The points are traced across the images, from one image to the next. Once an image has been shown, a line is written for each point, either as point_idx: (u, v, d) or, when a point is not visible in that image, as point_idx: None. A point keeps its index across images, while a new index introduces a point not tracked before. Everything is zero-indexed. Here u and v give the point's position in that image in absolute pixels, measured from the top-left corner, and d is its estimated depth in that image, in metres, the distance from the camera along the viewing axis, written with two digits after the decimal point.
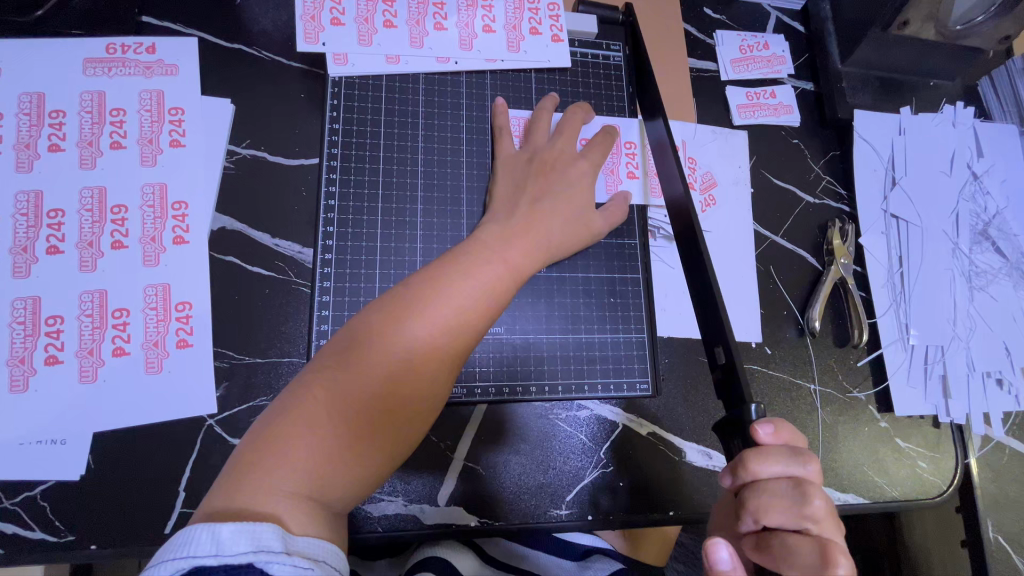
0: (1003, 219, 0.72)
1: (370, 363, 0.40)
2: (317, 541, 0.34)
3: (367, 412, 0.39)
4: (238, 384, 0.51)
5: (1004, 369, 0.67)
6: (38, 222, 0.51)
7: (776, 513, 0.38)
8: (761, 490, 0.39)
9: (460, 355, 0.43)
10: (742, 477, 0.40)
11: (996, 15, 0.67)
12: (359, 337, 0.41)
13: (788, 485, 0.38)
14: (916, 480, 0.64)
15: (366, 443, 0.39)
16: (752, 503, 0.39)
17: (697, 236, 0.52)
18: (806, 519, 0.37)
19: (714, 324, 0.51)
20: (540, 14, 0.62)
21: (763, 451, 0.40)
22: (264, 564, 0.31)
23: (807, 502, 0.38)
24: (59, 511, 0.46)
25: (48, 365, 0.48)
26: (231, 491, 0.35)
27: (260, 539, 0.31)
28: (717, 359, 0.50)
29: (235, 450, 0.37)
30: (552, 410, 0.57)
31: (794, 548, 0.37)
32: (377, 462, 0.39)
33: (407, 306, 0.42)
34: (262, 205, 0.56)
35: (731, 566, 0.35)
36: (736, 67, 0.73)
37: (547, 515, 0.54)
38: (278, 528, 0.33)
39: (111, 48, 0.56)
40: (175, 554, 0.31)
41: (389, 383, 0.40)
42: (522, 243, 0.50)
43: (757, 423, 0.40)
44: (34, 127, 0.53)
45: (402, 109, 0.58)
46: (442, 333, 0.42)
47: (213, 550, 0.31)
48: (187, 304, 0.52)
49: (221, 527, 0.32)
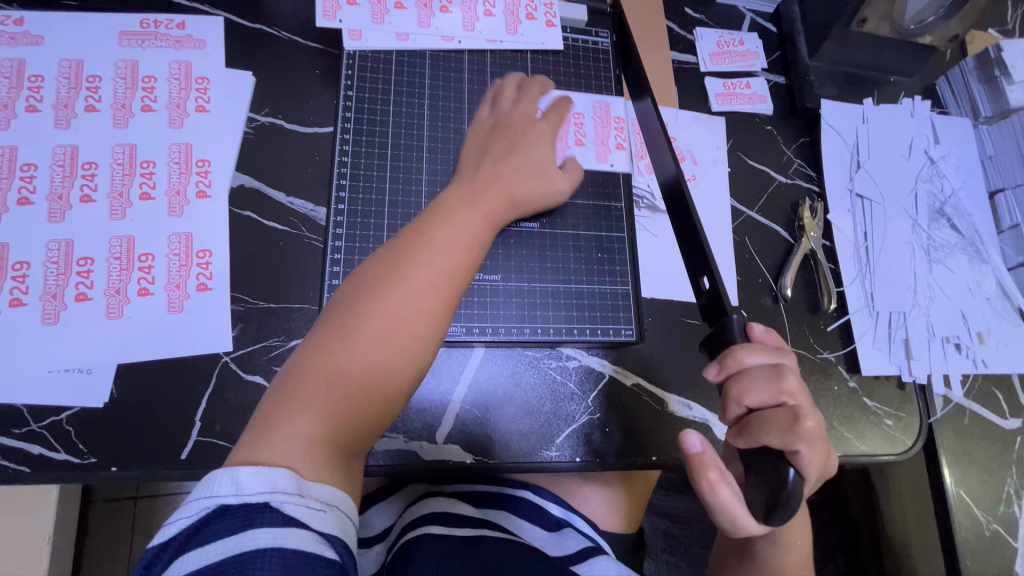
0: (958, 199, 0.78)
1: (370, 318, 0.43)
2: (330, 489, 0.38)
3: (375, 363, 0.43)
4: (253, 326, 0.56)
5: (962, 334, 0.72)
6: (72, 173, 0.55)
7: (757, 393, 0.41)
8: (742, 376, 0.41)
9: (451, 299, 0.47)
10: (728, 365, 0.42)
11: (944, 16, 0.75)
12: (354, 298, 0.45)
13: (766, 367, 0.41)
14: (882, 435, 0.68)
15: (373, 389, 0.43)
16: (734, 389, 0.41)
17: (683, 190, 0.55)
18: (783, 394, 0.40)
19: (698, 256, 0.54)
20: (536, 2, 0.69)
21: (752, 345, 0.42)
22: (280, 504, 0.35)
23: (783, 379, 0.40)
24: (82, 435, 0.50)
25: (78, 302, 0.52)
26: (257, 436, 0.38)
27: (275, 483, 0.35)
28: (702, 287, 0.53)
29: (258, 412, 0.41)
30: (543, 359, 0.61)
31: (772, 418, 0.40)
32: (388, 405, 0.44)
33: (399, 266, 0.46)
34: (278, 165, 0.61)
35: (702, 447, 0.40)
36: (714, 59, 0.80)
37: (539, 455, 0.58)
38: (292, 474, 0.36)
39: (145, 23, 0.61)
40: (201, 497, 0.35)
41: (391, 335, 0.43)
42: (499, 194, 0.54)
43: (752, 323, 0.46)
44: (73, 89, 0.58)
45: (410, 81, 0.64)
46: (435, 285, 0.46)
47: (233, 492, 0.35)
48: (207, 251, 0.56)
49: (241, 473, 0.35)
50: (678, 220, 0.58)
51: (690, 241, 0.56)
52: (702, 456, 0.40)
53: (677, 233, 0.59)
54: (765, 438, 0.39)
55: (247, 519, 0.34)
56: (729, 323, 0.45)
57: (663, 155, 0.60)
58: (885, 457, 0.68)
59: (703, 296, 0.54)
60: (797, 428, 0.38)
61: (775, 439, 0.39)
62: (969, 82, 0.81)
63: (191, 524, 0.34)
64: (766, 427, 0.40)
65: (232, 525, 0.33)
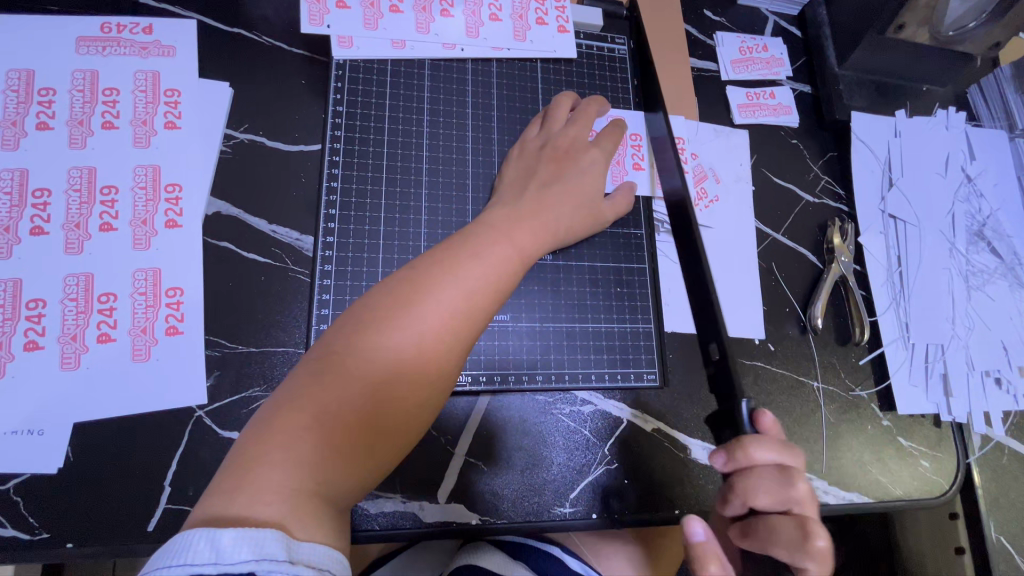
0: (996, 220, 0.73)
1: (382, 353, 0.38)
2: (321, 548, 0.32)
3: (380, 408, 0.38)
4: (230, 374, 0.49)
5: (1002, 367, 0.67)
6: (22, 202, 0.48)
7: (764, 497, 0.41)
8: (750, 475, 0.41)
9: (470, 336, 0.42)
10: (738, 459, 0.42)
11: (987, 22, 0.68)
12: (366, 322, 0.39)
13: (777, 470, 0.41)
14: (920, 481, 0.63)
15: (376, 437, 0.38)
16: (740, 486, 0.42)
17: (697, 242, 0.55)
18: (790, 503, 0.41)
19: (708, 321, 0.54)
20: (547, 5, 0.62)
21: (763, 439, 0.42)
22: (267, 573, 0.29)
23: (792, 487, 0.41)
24: (33, 506, 0.44)
25: (28, 351, 0.46)
26: (229, 491, 0.32)
27: (263, 547, 0.30)
28: (711, 354, 0.53)
29: (236, 440, 0.35)
30: (555, 404, 0.55)
31: (779, 527, 0.41)
32: (388, 455, 0.39)
33: (417, 289, 0.41)
34: (258, 189, 0.54)
35: (705, 538, 0.40)
36: (735, 67, 0.74)
37: (552, 513, 0.52)
38: (280, 533, 0.31)
39: (106, 27, 0.54)
40: (171, 562, 0.28)
41: (402, 374, 0.39)
42: (533, 225, 0.49)
43: (760, 410, 0.45)
44: (22, 104, 0.51)
45: (407, 93, 0.57)
46: (454, 317, 0.41)
47: (211, 557, 0.29)
48: (178, 289, 0.49)
49: (222, 534, 0.29)
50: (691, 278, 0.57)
51: (700, 300, 0.55)
52: (708, 546, 0.40)
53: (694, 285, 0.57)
54: (769, 546, 0.40)
55: None
56: (738, 407, 0.45)
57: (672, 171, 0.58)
58: (922, 502, 0.62)
59: (710, 364, 0.53)
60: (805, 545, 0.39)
61: (778, 550, 0.40)
62: (1005, 92, 0.76)
63: None
64: (771, 536, 0.40)
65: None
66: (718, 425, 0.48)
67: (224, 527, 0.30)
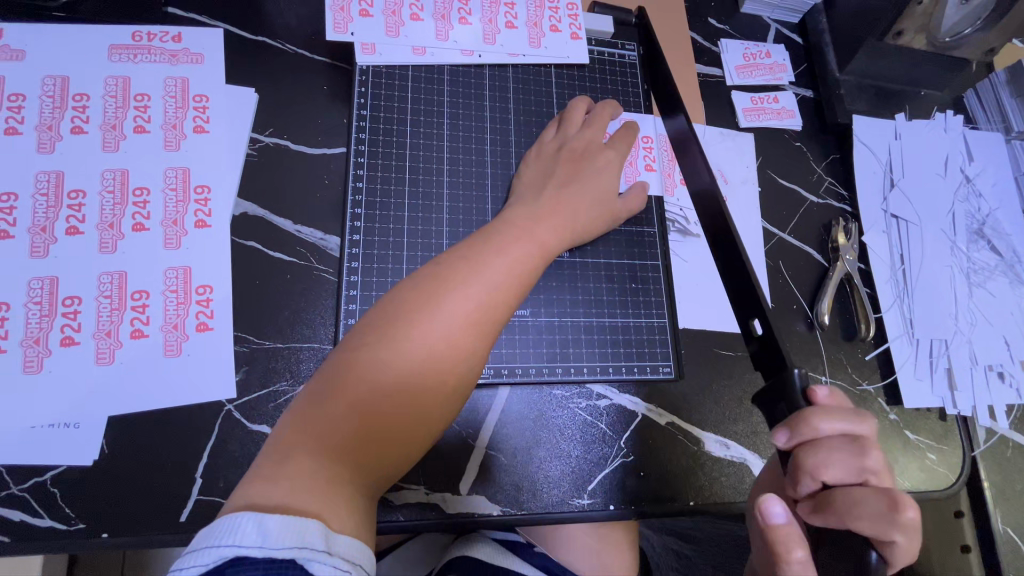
0: (995, 218, 0.75)
1: (411, 345, 0.40)
2: (353, 544, 0.33)
3: (410, 397, 0.39)
4: (258, 369, 0.51)
5: (1004, 362, 0.69)
6: (58, 203, 0.50)
7: (837, 468, 0.39)
8: (819, 446, 0.39)
9: (494, 329, 0.44)
10: (802, 432, 0.40)
11: (982, 28, 0.72)
12: (396, 317, 0.41)
13: (846, 439, 0.39)
14: (927, 473, 0.64)
15: (407, 426, 0.39)
16: (810, 460, 0.39)
17: (731, 234, 0.53)
18: (864, 473, 0.39)
19: (750, 297, 0.51)
20: (561, 12, 0.65)
21: (828, 410, 0.40)
22: (307, 562, 0.30)
23: (865, 456, 0.39)
24: (69, 497, 0.45)
25: (64, 346, 0.47)
26: (272, 477, 0.34)
27: (306, 535, 0.31)
28: (752, 330, 0.51)
29: (276, 429, 0.37)
30: (572, 398, 0.57)
31: (859, 498, 0.38)
32: (419, 442, 0.40)
33: (444, 286, 0.43)
34: (285, 191, 0.56)
35: (786, 520, 0.37)
36: (740, 72, 0.76)
37: (571, 505, 0.53)
38: (321, 525, 0.32)
39: (137, 36, 0.56)
40: (219, 541, 0.30)
41: (431, 364, 0.40)
42: (553, 222, 0.51)
43: (815, 385, 0.42)
44: (57, 109, 0.52)
45: (428, 98, 0.59)
46: (479, 311, 0.43)
47: (256, 541, 0.30)
48: (208, 287, 0.51)
49: (268, 517, 0.31)
50: (729, 273, 0.55)
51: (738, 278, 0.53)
52: (784, 527, 0.37)
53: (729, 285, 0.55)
54: (852, 521, 0.37)
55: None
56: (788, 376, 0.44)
57: (700, 167, 0.58)
58: (930, 494, 0.64)
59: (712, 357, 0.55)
60: (895, 516, 0.36)
61: (865, 523, 0.37)
62: (1000, 96, 0.78)
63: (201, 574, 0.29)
64: (846, 508, 0.38)
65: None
66: (770, 401, 0.46)
67: (271, 509, 0.32)
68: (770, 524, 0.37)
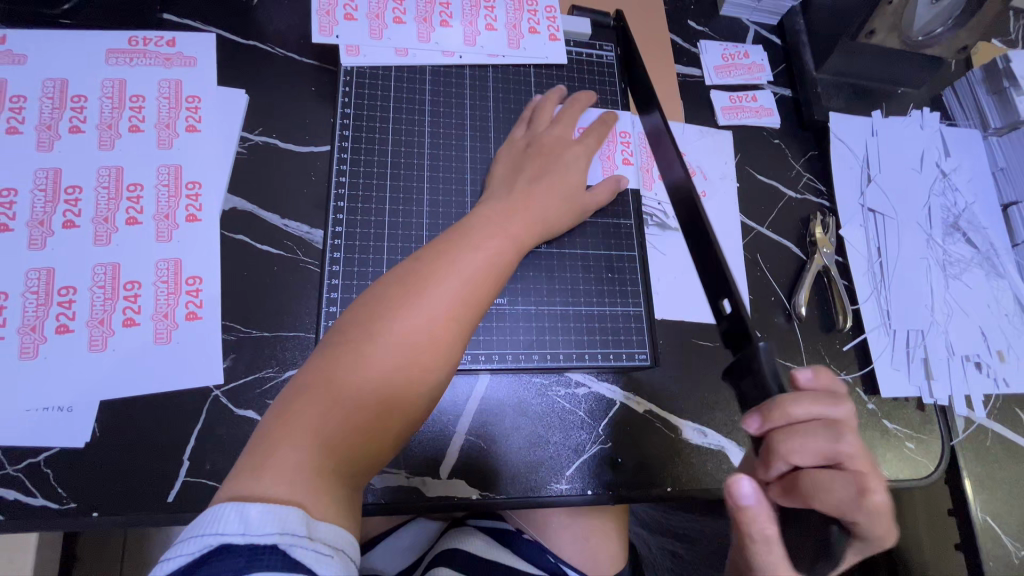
0: (972, 212, 0.76)
1: (388, 332, 0.42)
2: (337, 530, 0.35)
3: (387, 381, 0.41)
4: (245, 357, 0.53)
5: (982, 352, 0.70)
6: (55, 198, 0.52)
7: (809, 455, 0.39)
8: (794, 432, 0.39)
9: (471, 319, 0.46)
10: (776, 420, 0.39)
11: (954, 28, 0.73)
12: (377, 304, 0.43)
13: (823, 426, 0.39)
14: (905, 461, 0.65)
15: (385, 410, 0.41)
16: (783, 446, 0.39)
17: (698, 211, 0.54)
18: (838, 458, 0.39)
19: (719, 276, 0.52)
20: (539, 16, 0.67)
21: (800, 395, 0.39)
22: (288, 547, 0.32)
23: (841, 441, 0.38)
24: (62, 478, 0.47)
25: (59, 334, 0.49)
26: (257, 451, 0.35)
27: (286, 522, 0.32)
28: (722, 310, 0.51)
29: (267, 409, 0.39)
30: (552, 387, 0.58)
31: (830, 484, 0.38)
32: (401, 435, 0.42)
33: (424, 276, 0.45)
34: (272, 187, 0.58)
35: (754, 501, 0.37)
36: (718, 72, 0.79)
37: (549, 489, 0.55)
38: (304, 513, 0.34)
39: (133, 40, 0.59)
40: (203, 531, 0.32)
41: (409, 361, 0.42)
42: (522, 216, 0.53)
43: (798, 370, 0.43)
44: (56, 110, 0.55)
45: (410, 98, 0.62)
46: (455, 299, 0.45)
47: (240, 528, 0.32)
48: (197, 278, 0.53)
49: (250, 507, 0.33)
50: (699, 251, 0.56)
51: (707, 259, 0.54)
52: (755, 511, 0.37)
53: (699, 263, 0.56)
54: (815, 503, 0.39)
55: (251, 561, 0.31)
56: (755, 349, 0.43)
57: (673, 164, 0.59)
58: (909, 482, 0.64)
59: (723, 319, 0.51)
60: (859, 501, 0.37)
61: (829, 506, 0.38)
62: (977, 94, 0.80)
63: (191, 562, 0.31)
64: (819, 493, 0.38)
65: (234, 566, 0.31)
66: (736, 375, 0.45)
67: (246, 498, 0.34)
68: (741, 505, 0.37)
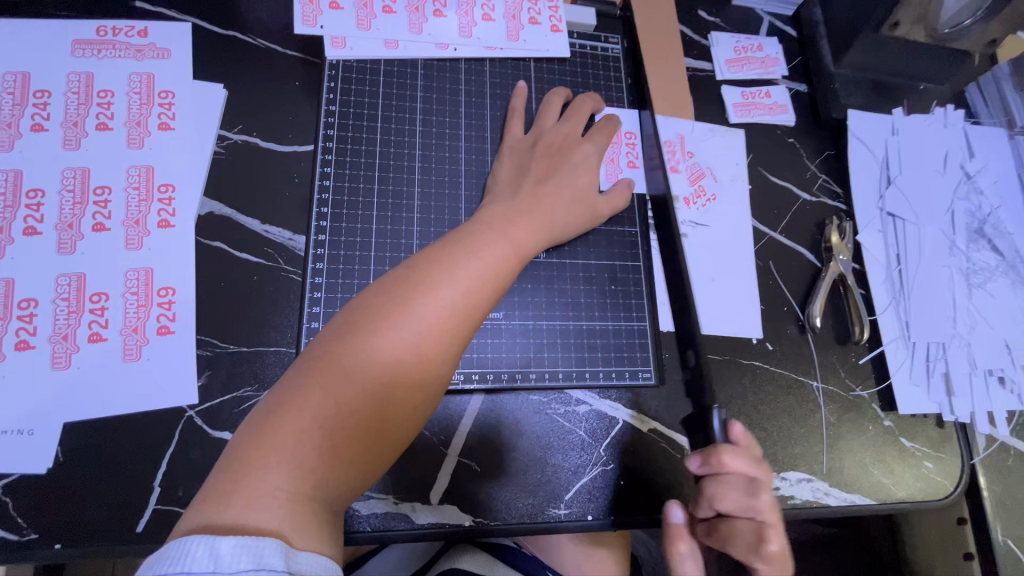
0: (997, 217, 0.72)
1: (380, 339, 0.37)
2: (320, 558, 0.30)
3: (377, 393, 0.36)
4: (221, 374, 0.49)
5: (1006, 366, 0.66)
6: (16, 202, 0.49)
7: (731, 503, 0.44)
8: (720, 482, 0.45)
9: (472, 324, 0.41)
10: (709, 468, 0.45)
11: (983, 19, 0.68)
12: (369, 307, 0.38)
13: (745, 480, 0.44)
14: (925, 482, 0.61)
15: (377, 427, 0.36)
16: (710, 491, 0.45)
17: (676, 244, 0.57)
18: (754, 510, 0.44)
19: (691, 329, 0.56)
20: (540, 5, 0.63)
21: (735, 449, 0.45)
22: None
23: (755, 497, 0.44)
24: (22, 507, 0.43)
25: (19, 350, 0.46)
26: (221, 492, 0.31)
27: (262, 557, 0.28)
28: (689, 360, 0.57)
29: (250, 415, 0.34)
30: (551, 405, 0.55)
31: (739, 527, 0.44)
32: (384, 456, 0.37)
33: (422, 276, 0.40)
34: (253, 189, 0.54)
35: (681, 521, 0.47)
36: (731, 67, 0.74)
37: (547, 514, 0.51)
38: (281, 544, 0.29)
39: (102, 30, 0.55)
40: (167, 570, 0.27)
41: (390, 374, 0.37)
42: (525, 222, 0.49)
43: (732, 422, 0.48)
44: (17, 106, 0.51)
45: (401, 93, 0.57)
46: (456, 301, 0.40)
47: (210, 567, 0.27)
48: (170, 289, 0.49)
49: (221, 541, 0.28)
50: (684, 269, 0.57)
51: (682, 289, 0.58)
52: (678, 530, 0.46)
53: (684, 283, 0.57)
54: (731, 546, 0.44)
55: None
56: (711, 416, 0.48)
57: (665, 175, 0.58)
58: (928, 504, 0.61)
59: (687, 369, 0.57)
60: (762, 550, 0.42)
61: (737, 548, 0.44)
62: (1003, 89, 0.76)
63: None
64: (731, 538, 0.44)
65: None
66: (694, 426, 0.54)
67: (213, 528, 0.29)
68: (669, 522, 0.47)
